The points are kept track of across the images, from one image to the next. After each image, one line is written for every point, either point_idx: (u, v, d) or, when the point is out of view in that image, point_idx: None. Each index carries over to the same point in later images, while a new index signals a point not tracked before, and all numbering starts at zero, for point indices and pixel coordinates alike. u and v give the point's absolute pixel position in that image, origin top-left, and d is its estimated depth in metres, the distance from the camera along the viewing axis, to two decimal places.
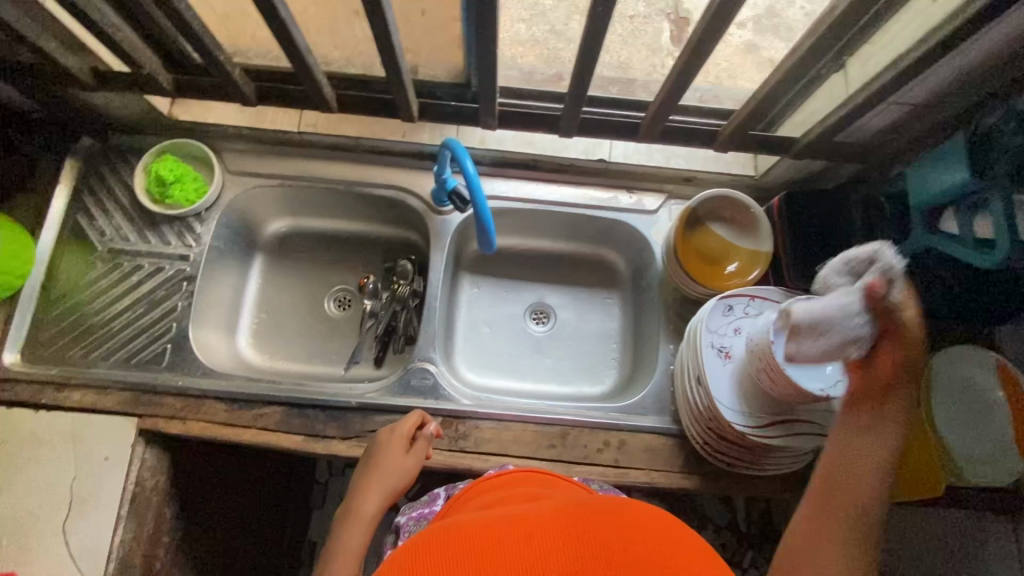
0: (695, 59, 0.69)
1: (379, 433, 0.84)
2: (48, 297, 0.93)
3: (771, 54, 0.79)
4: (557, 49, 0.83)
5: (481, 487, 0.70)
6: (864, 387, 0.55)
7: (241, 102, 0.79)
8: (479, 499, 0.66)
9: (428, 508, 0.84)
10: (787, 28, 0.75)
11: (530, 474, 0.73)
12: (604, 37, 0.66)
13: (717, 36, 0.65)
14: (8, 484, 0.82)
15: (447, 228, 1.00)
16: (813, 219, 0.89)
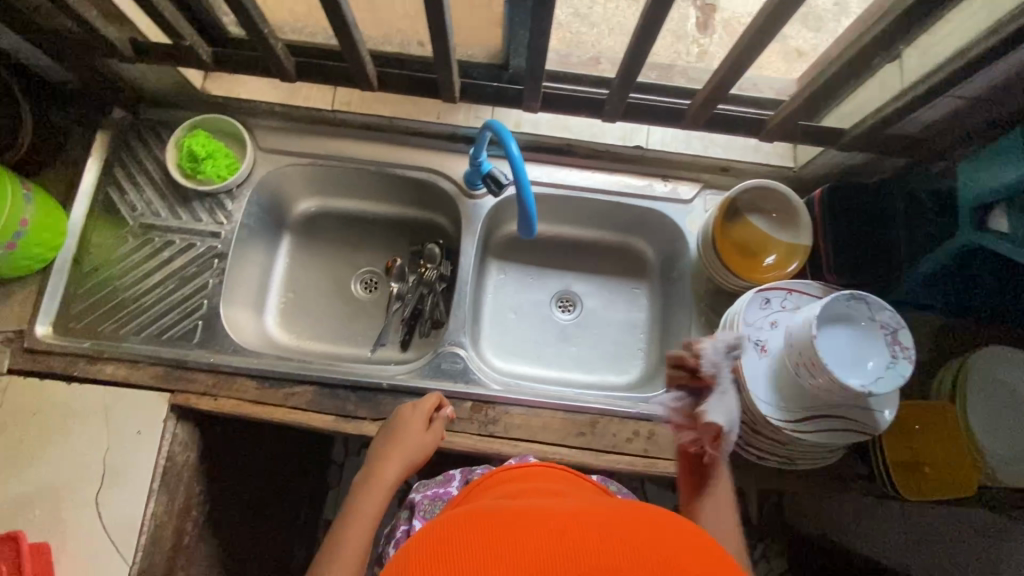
0: (752, 45, 0.67)
1: (400, 408, 0.84)
2: (80, 270, 0.93)
3: (797, 44, 0.81)
4: (579, 32, 0.84)
5: (503, 476, 0.69)
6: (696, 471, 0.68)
7: (280, 77, 0.77)
8: (499, 489, 0.65)
9: (445, 489, 0.84)
10: (815, 17, 0.76)
11: (551, 469, 0.72)
12: (664, 19, 0.64)
13: (783, 21, 0.63)
14: (42, 454, 0.83)
15: (479, 212, 0.99)
16: (855, 212, 0.87)
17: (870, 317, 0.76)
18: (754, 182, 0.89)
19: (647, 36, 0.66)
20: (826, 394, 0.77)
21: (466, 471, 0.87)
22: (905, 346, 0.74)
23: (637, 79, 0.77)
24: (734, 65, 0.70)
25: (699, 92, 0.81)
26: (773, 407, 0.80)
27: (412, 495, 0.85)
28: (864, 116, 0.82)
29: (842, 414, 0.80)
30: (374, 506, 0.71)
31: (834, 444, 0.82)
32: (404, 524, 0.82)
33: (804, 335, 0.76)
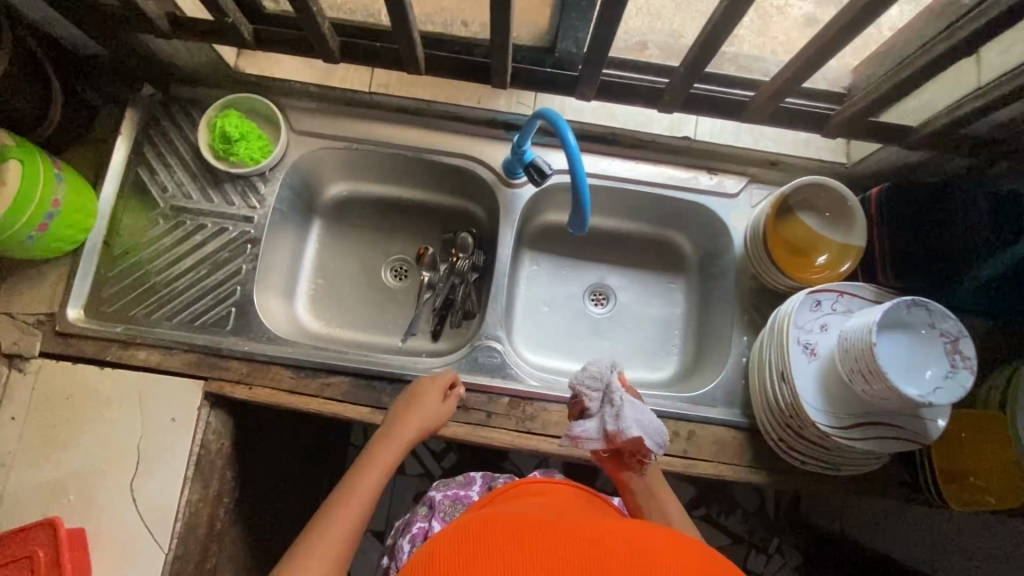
0: (837, 38, 0.63)
1: (418, 379, 0.83)
2: (110, 253, 0.91)
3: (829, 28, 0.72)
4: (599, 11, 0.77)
5: (528, 488, 0.67)
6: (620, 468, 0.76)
7: (324, 57, 0.74)
8: (521, 499, 0.62)
9: (465, 492, 0.82)
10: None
11: (572, 487, 0.70)
12: (741, 6, 0.60)
13: (872, 13, 0.58)
14: (75, 440, 0.82)
15: (518, 202, 0.97)
16: (912, 213, 0.83)
17: (930, 325, 0.73)
18: (809, 179, 0.85)
19: (725, 25, 0.63)
20: (881, 401, 0.74)
21: (487, 476, 0.86)
22: (965, 355, 0.71)
23: (702, 69, 0.73)
24: (811, 60, 0.66)
25: (765, 84, 0.77)
26: (822, 413, 0.78)
27: (431, 493, 0.82)
28: (933, 114, 0.78)
29: (892, 421, 0.78)
30: (387, 463, 0.70)
31: (882, 453, 0.79)
32: (421, 521, 0.79)
33: (863, 340, 0.73)
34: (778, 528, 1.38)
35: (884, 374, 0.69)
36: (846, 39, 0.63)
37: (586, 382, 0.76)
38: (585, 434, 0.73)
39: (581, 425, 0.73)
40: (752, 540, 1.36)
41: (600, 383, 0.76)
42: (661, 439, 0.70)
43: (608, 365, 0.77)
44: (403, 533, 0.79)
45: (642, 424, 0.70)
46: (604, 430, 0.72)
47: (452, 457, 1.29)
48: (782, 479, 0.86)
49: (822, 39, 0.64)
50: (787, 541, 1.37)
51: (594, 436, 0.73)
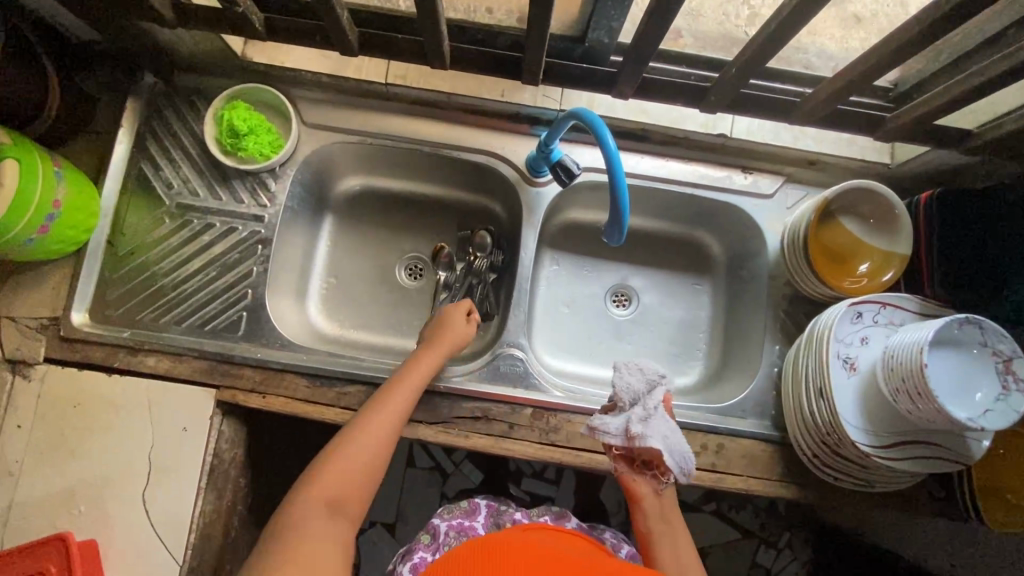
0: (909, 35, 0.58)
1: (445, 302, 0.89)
2: (114, 253, 0.86)
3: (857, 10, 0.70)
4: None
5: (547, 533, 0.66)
6: (630, 471, 0.72)
7: (342, 49, 0.69)
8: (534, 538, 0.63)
9: (470, 522, 0.79)
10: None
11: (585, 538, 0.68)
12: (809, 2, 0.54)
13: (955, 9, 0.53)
14: (84, 449, 0.79)
15: (541, 201, 0.92)
16: (965, 222, 0.78)
17: (981, 343, 0.69)
18: (856, 183, 0.80)
19: (791, 22, 0.57)
20: (927, 422, 0.71)
21: (493, 504, 0.83)
22: (1019, 377, 0.68)
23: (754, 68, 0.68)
24: (879, 59, 0.62)
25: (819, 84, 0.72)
26: (861, 432, 0.75)
27: (435, 521, 0.78)
28: (995, 117, 0.72)
29: (934, 440, 0.75)
30: (427, 365, 0.79)
31: (919, 473, 0.77)
32: (424, 551, 0.76)
33: (912, 359, 0.69)
34: (788, 522, 1.33)
35: (934, 397, 0.66)
36: (929, 38, 0.58)
37: (626, 380, 0.72)
38: (605, 428, 0.70)
39: (603, 418, 0.71)
40: (762, 536, 1.32)
41: (643, 386, 0.71)
42: (682, 462, 0.67)
43: (656, 372, 0.72)
44: (403, 561, 0.76)
45: (666, 440, 0.66)
46: (624, 431, 0.69)
47: (462, 453, 1.27)
48: (812, 494, 0.84)
49: (898, 35, 0.59)
50: (796, 534, 1.32)
51: (613, 433, 0.70)
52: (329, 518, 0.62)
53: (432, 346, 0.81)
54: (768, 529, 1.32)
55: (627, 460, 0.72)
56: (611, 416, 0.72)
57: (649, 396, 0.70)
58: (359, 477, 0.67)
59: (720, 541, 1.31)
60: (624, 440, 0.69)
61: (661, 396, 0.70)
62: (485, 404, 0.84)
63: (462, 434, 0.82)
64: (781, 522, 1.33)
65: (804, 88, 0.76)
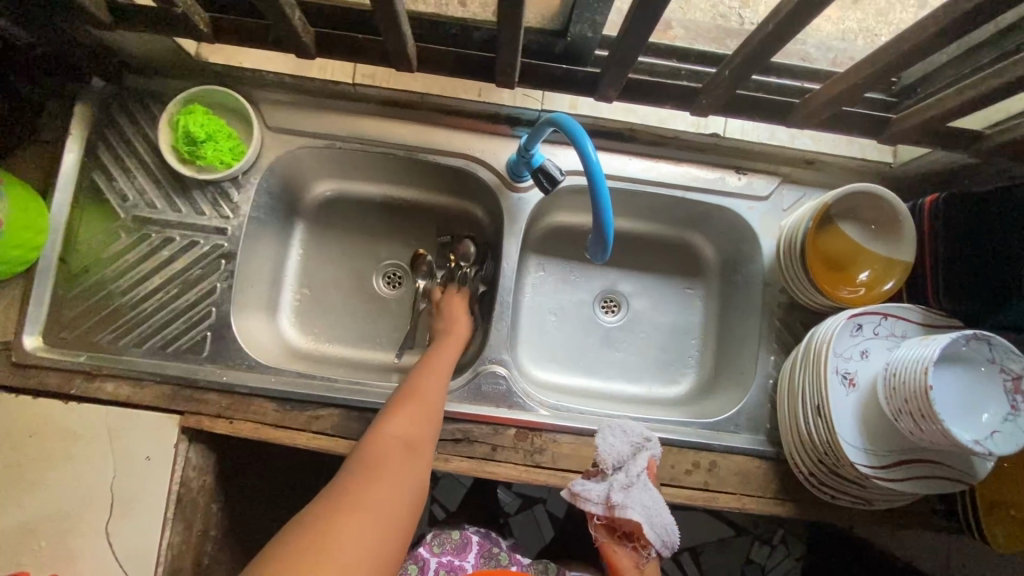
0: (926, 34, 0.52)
1: (440, 293, 0.93)
2: (68, 272, 0.81)
3: None
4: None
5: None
6: (612, 544, 0.70)
7: (297, 52, 0.63)
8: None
9: (460, 562, 0.76)
10: None
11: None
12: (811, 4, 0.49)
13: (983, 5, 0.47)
14: (41, 483, 0.75)
15: (523, 207, 0.87)
16: (973, 227, 0.73)
17: (990, 360, 0.65)
18: (857, 188, 0.75)
19: (791, 22, 0.52)
20: (930, 443, 0.67)
21: (485, 543, 0.78)
22: None
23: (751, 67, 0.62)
24: (887, 58, 0.56)
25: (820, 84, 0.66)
26: (861, 452, 0.71)
27: (423, 552, 0.75)
28: (1008, 116, 0.67)
29: (935, 459, 0.71)
30: (454, 343, 0.84)
31: (921, 491, 0.73)
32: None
33: (916, 379, 0.65)
34: (783, 519, 1.30)
35: (940, 422, 0.62)
36: (943, 40, 0.53)
37: (612, 445, 0.72)
38: (587, 494, 0.70)
39: (585, 483, 0.71)
40: (756, 533, 1.29)
41: (627, 455, 0.71)
42: (663, 534, 0.67)
43: (641, 437, 0.73)
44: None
45: (646, 511, 0.67)
46: (606, 499, 0.68)
47: None
48: (808, 511, 0.80)
49: (910, 34, 0.54)
50: (792, 531, 1.29)
51: (595, 500, 0.70)
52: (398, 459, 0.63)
53: (453, 329, 0.86)
54: (762, 527, 1.30)
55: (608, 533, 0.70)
56: (594, 481, 0.71)
57: (633, 463, 0.71)
58: (417, 430, 0.68)
59: (713, 540, 1.29)
60: (606, 508, 0.69)
61: (644, 463, 0.71)
62: (465, 425, 0.79)
63: (443, 458, 0.78)
64: (776, 519, 1.30)
65: (804, 85, 0.70)
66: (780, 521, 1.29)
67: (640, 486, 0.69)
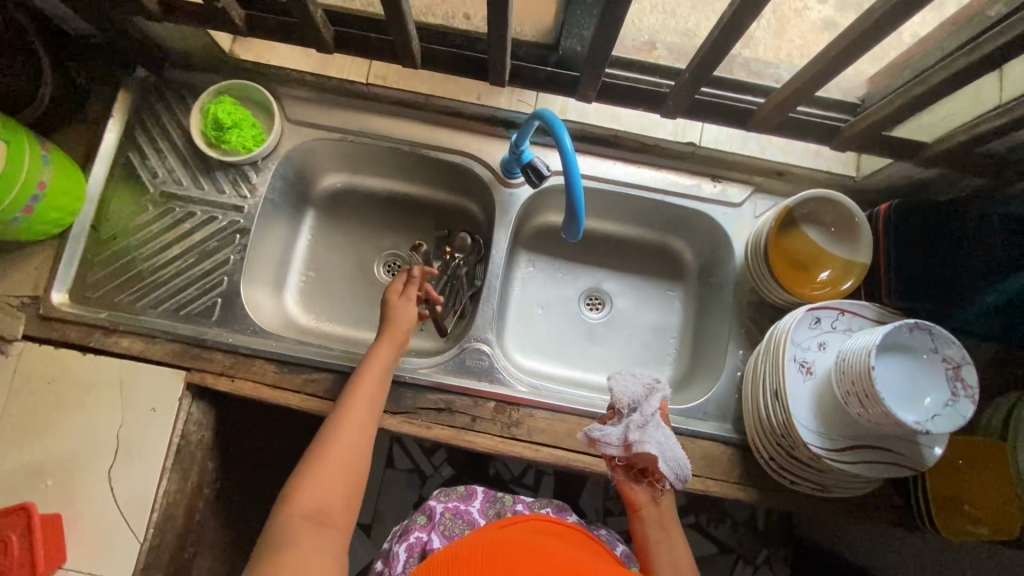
0: (854, 44, 0.61)
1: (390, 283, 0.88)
2: (98, 238, 0.89)
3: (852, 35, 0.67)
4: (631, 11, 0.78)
5: (548, 528, 0.67)
6: (630, 480, 0.73)
7: (317, 47, 0.73)
8: (531, 538, 0.61)
9: (465, 507, 0.80)
10: None
11: (585, 535, 0.68)
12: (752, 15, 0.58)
13: (900, 20, 0.56)
14: (54, 425, 0.81)
15: (514, 202, 0.95)
16: (921, 233, 0.81)
17: (933, 350, 0.70)
18: (815, 194, 0.83)
19: (737, 29, 0.60)
20: (877, 426, 0.72)
21: (489, 491, 0.83)
22: (967, 383, 0.68)
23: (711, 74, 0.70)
24: (821, 68, 0.65)
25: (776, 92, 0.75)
26: (815, 434, 0.76)
27: (433, 503, 0.79)
28: (948, 129, 0.74)
29: (886, 446, 0.75)
30: (386, 359, 0.79)
31: (875, 477, 0.77)
32: (420, 531, 0.76)
33: (860, 362, 0.70)
34: (766, 539, 1.32)
35: (881, 400, 0.67)
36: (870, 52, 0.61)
37: (630, 390, 0.73)
38: (605, 438, 0.72)
39: (603, 428, 0.73)
40: (739, 551, 1.31)
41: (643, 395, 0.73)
42: (676, 468, 0.71)
43: (652, 378, 0.74)
44: (400, 539, 0.76)
45: (661, 448, 0.70)
46: (624, 440, 0.71)
47: (441, 454, 1.27)
48: (769, 498, 0.84)
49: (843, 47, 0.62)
50: (774, 550, 1.31)
51: (613, 443, 0.72)
52: (314, 531, 0.60)
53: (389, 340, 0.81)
54: (745, 546, 1.32)
55: (626, 471, 0.73)
56: (612, 425, 0.73)
57: (647, 403, 0.73)
58: (341, 480, 0.65)
59: (696, 555, 1.30)
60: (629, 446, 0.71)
61: (657, 403, 0.73)
62: (448, 396, 0.85)
63: (425, 425, 0.84)
64: (758, 539, 1.32)
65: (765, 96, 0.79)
66: (762, 541, 1.31)
67: (656, 426, 0.71)
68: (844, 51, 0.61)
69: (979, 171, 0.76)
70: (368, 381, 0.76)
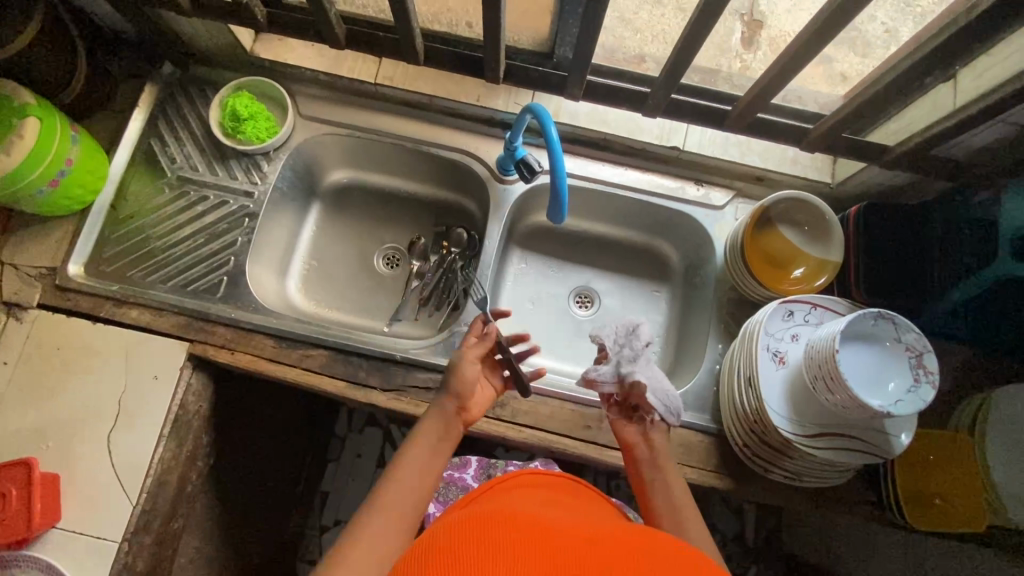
0: (810, 44, 0.67)
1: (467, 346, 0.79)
2: (116, 216, 0.95)
3: (843, 69, 0.82)
4: (624, 37, 0.88)
5: (539, 480, 0.70)
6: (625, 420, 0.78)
7: (330, 42, 0.85)
8: (523, 492, 0.64)
9: (459, 474, 0.85)
10: (864, 44, 0.78)
11: (576, 484, 0.72)
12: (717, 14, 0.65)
13: (847, 19, 0.63)
14: (59, 389, 0.85)
15: (508, 197, 1.01)
16: (888, 236, 0.87)
17: (895, 338, 0.74)
18: (788, 194, 0.88)
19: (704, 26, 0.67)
20: (845, 411, 0.74)
21: (482, 461, 0.87)
22: (929, 370, 0.72)
23: (680, 77, 0.80)
24: (786, 68, 0.72)
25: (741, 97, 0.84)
26: (785, 420, 0.79)
27: None
28: (909, 134, 0.80)
29: (856, 434, 0.78)
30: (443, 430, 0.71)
31: (845, 465, 0.80)
32: None
33: (826, 347, 0.74)
34: (756, 556, 1.31)
35: (845, 382, 0.71)
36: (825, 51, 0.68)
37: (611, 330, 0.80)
38: (600, 376, 0.78)
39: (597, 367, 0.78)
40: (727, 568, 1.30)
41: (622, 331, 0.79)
42: (667, 401, 0.75)
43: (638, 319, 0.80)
44: None
45: (652, 381, 0.75)
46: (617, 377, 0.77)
47: None
48: (745, 487, 0.87)
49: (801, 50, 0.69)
50: (763, 568, 1.30)
51: (608, 380, 0.78)
52: None
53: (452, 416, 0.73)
54: (734, 561, 1.31)
55: (621, 410, 0.78)
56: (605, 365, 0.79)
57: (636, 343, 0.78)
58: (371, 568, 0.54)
59: None
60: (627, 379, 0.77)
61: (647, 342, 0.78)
62: (437, 375, 0.89)
63: (414, 403, 0.87)
64: (748, 555, 1.31)
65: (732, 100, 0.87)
66: (751, 557, 1.31)
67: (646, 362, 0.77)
68: (801, 49, 0.68)
69: (941, 175, 0.81)
70: (425, 453, 0.67)
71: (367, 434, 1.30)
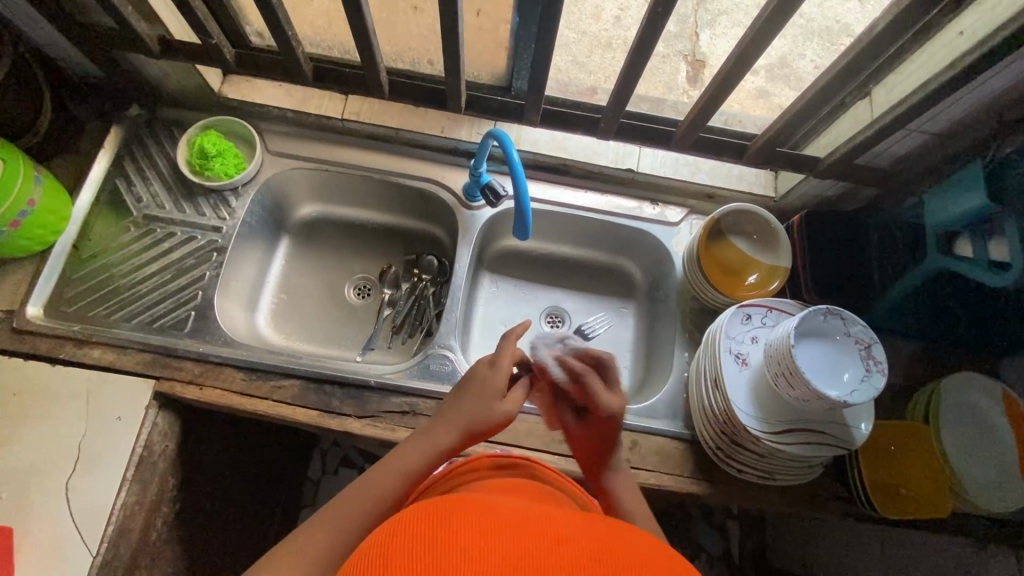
0: (737, 69, 0.76)
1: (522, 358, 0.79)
2: (79, 256, 0.94)
3: (779, 100, 0.99)
4: (579, 77, 1.01)
5: (487, 463, 0.71)
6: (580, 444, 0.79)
7: (299, 79, 0.89)
8: (480, 480, 0.66)
9: None
10: (796, 78, 0.98)
11: (533, 465, 0.74)
12: (653, 45, 0.74)
13: (762, 46, 0.71)
14: (12, 437, 0.81)
15: (475, 222, 1.04)
16: (829, 241, 0.93)
17: (844, 332, 0.79)
18: (736, 205, 0.94)
19: (642, 53, 0.75)
20: (805, 405, 0.78)
21: None
22: (877, 359, 0.77)
23: (626, 106, 0.88)
24: (717, 92, 0.80)
25: (683, 120, 0.92)
26: (754, 419, 0.81)
27: None
28: (835, 147, 0.89)
29: (818, 427, 0.81)
30: (419, 451, 0.67)
31: (810, 460, 0.83)
32: None
33: (783, 345, 0.78)
34: None
35: (802, 376, 0.74)
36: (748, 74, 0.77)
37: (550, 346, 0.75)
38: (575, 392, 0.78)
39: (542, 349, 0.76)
40: None
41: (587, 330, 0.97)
42: None
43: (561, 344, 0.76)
44: None
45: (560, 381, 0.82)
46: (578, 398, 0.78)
47: None
48: (722, 491, 0.88)
49: (729, 77, 0.78)
50: None
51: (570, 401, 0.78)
52: None
53: (438, 440, 0.68)
54: None
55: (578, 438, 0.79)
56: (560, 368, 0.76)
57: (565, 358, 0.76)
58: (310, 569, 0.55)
59: None
60: None
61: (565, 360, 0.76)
62: (412, 399, 0.89)
63: (391, 428, 0.87)
64: None
65: (676, 121, 0.95)
66: None
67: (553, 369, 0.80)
68: (729, 72, 0.77)
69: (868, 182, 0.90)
70: (393, 467, 0.66)
71: (341, 476, 1.26)
